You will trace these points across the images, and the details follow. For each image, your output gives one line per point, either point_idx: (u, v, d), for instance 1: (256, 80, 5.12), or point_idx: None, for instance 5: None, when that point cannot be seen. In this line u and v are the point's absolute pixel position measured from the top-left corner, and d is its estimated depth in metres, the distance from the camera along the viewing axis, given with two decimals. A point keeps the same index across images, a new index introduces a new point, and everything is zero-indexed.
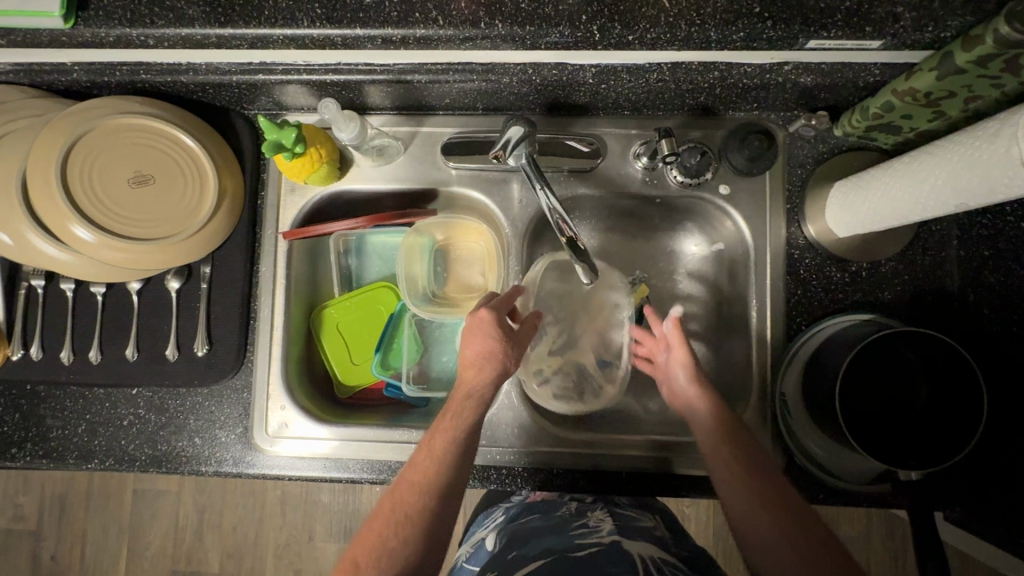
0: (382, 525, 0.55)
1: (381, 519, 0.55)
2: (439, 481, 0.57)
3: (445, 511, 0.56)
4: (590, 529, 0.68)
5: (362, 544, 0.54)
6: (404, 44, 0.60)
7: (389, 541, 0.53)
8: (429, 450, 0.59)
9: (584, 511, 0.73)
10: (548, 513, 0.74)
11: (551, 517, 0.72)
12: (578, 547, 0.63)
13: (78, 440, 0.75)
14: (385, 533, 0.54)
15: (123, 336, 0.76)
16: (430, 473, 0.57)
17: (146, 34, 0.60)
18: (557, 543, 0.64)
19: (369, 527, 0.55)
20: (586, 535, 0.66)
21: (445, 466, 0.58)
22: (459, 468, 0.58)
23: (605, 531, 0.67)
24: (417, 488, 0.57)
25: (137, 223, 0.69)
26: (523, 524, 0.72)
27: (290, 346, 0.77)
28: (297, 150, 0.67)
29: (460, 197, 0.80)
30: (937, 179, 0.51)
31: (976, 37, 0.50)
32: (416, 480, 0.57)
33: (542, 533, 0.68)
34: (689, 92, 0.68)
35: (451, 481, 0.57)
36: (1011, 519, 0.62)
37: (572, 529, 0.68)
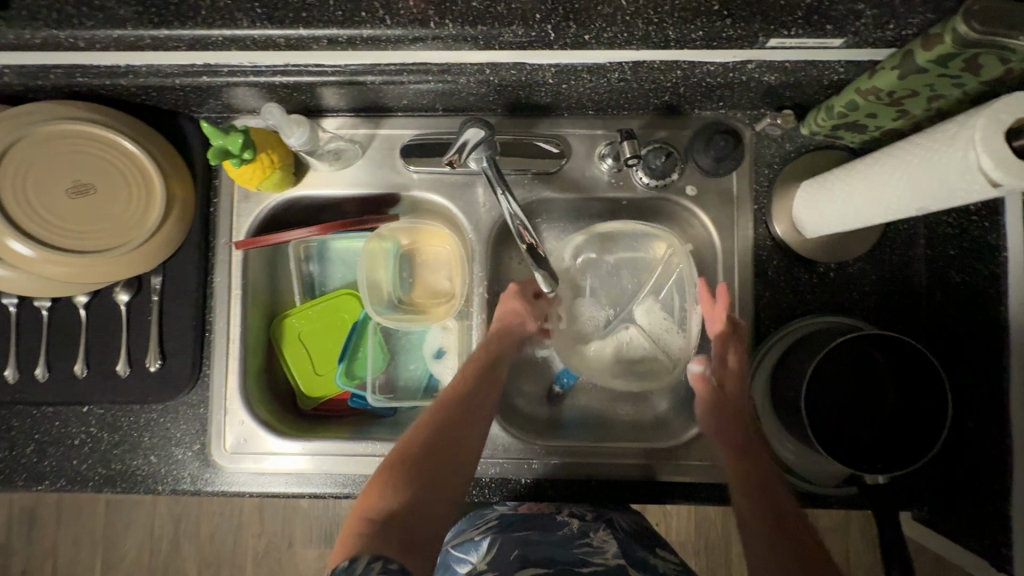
0: (407, 454, 0.59)
1: (403, 451, 0.60)
2: (456, 424, 0.63)
3: (462, 455, 0.61)
4: (594, 549, 0.64)
5: (388, 468, 0.58)
6: (352, 45, 0.57)
7: (413, 467, 0.58)
8: (448, 399, 0.65)
9: (586, 531, 0.67)
10: (549, 528, 0.67)
11: (552, 533, 0.66)
12: (583, 565, 0.62)
13: (27, 461, 0.72)
14: (408, 461, 0.59)
15: (71, 352, 0.72)
16: (450, 417, 0.63)
17: (75, 36, 0.56)
18: (561, 557, 0.63)
19: (394, 455, 0.60)
20: (590, 553, 0.64)
21: (461, 411, 0.64)
22: (476, 418, 0.64)
23: (612, 553, 0.64)
24: (437, 428, 0.62)
25: (80, 235, 0.66)
26: (521, 535, 0.66)
27: (248, 359, 0.75)
28: (245, 156, 0.64)
29: (422, 201, 0.77)
30: (897, 182, 0.50)
31: (936, 35, 0.49)
32: (436, 420, 0.63)
33: (546, 546, 0.64)
34: (653, 91, 0.66)
35: (465, 428, 0.63)
36: (974, 520, 0.62)
37: (576, 546, 0.65)
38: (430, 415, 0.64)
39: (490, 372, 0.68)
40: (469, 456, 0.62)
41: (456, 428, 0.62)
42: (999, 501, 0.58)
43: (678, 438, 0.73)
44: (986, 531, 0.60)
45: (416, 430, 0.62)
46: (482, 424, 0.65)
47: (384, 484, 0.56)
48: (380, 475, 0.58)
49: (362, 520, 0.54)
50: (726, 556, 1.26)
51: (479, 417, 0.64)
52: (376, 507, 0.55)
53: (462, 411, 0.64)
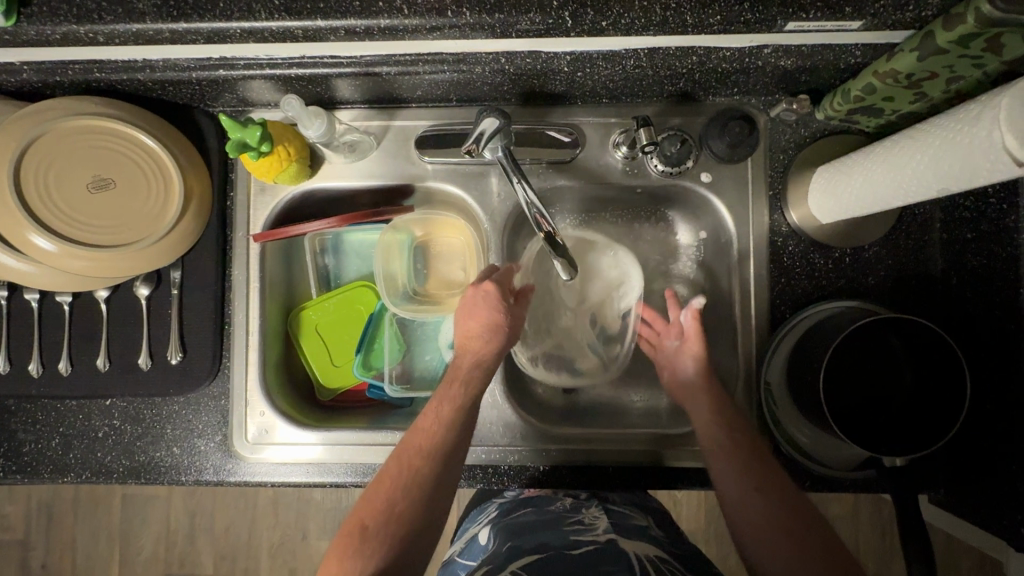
0: (368, 521, 0.57)
1: (366, 515, 0.57)
2: (424, 482, 0.59)
3: (429, 516, 0.58)
4: (585, 526, 0.68)
5: (348, 536, 0.56)
6: (369, 35, 0.57)
7: (374, 538, 0.55)
8: (414, 453, 0.60)
9: (579, 508, 0.73)
10: (543, 509, 0.73)
11: (546, 513, 0.72)
12: (572, 545, 0.63)
13: (53, 454, 0.74)
14: (370, 531, 0.56)
15: (93, 345, 0.73)
16: (415, 477, 0.59)
17: (95, 31, 0.56)
18: (553, 540, 0.65)
19: (353, 523, 0.57)
20: (580, 531, 0.66)
21: (430, 468, 0.59)
22: (447, 472, 0.60)
23: (601, 529, 0.67)
24: (401, 488, 0.58)
25: (100, 229, 0.66)
26: (518, 520, 0.71)
27: (267, 350, 0.75)
28: (262, 148, 0.65)
29: (436, 191, 0.78)
30: (917, 165, 0.50)
31: (958, 15, 0.49)
32: (399, 480, 0.59)
33: (538, 529, 0.67)
34: (668, 77, 0.66)
35: (436, 484, 0.59)
36: (993, 502, 0.62)
37: (567, 525, 0.68)
38: (396, 467, 0.60)
39: (463, 416, 0.63)
40: (438, 514, 0.59)
41: (424, 490, 0.58)
42: (1017, 482, 0.59)
43: (695, 425, 0.74)
44: (1005, 513, 0.61)
45: (378, 488, 0.59)
46: (452, 478, 0.60)
47: (344, 557, 0.55)
48: (340, 543, 0.56)
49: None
50: None
51: (449, 471, 0.60)
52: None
53: (430, 467, 0.59)
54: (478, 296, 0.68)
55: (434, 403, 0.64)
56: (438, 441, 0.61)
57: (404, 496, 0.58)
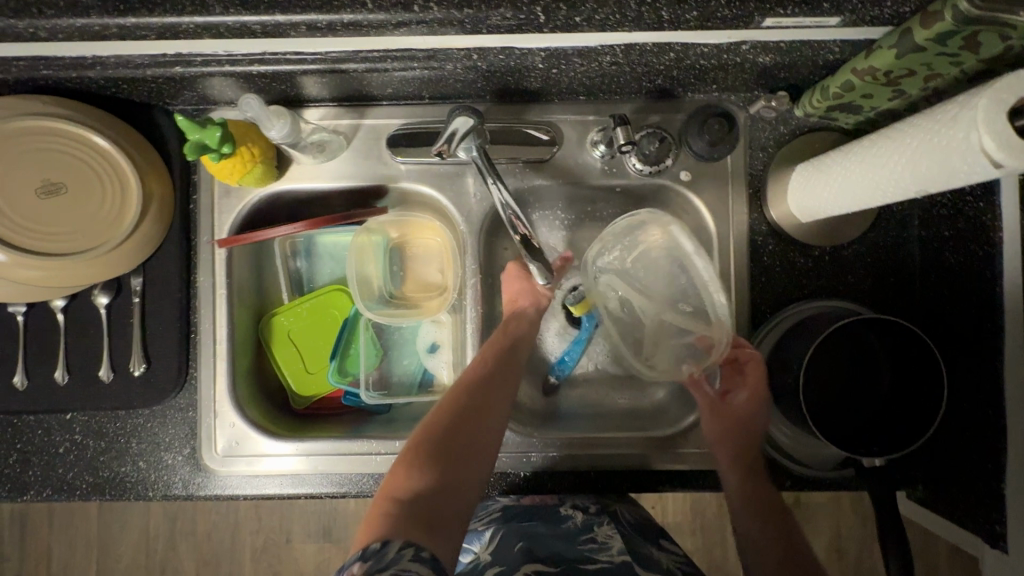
0: (425, 442, 0.60)
1: (422, 438, 0.61)
2: (479, 407, 0.63)
3: (482, 440, 0.62)
4: (598, 545, 0.64)
5: (411, 454, 0.59)
6: (332, 31, 0.54)
7: (431, 454, 0.59)
8: (462, 387, 0.65)
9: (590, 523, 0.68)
10: (553, 521, 0.68)
11: (556, 527, 0.67)
12: (587, 561, 0.62)
13: (11, 471, 0.70)
14: (427, 450, 0.59)
15: (51, 358, 0.70)
16: (466, 405, 0.63)
17: (35, 26, 0.53)
18: (566, 554, 0.63)
19: (412, 442, 0.61)
20: (595, 551, 0.64)
21: (479, 396, 0.64)
22: (496, 400, 0.65)
23: (617, 549, 0.64)
24: (454, 413, 0.62)
25: (52, 237, 0.63)
26: (528, 528, 0.66)
27: (236, 359, 0.72)
28: (224, 150, 0.62)
29: (410, 192, 0.75)
30: (895, 165, 0.49)
31: (935, 13, 0.48)
32: (453, 407, 0.63)
33: (550, 541, 0.65)
34: (645, 74, 0.64)
35: (477, 424, 0.62)
36: (971, 499, 0.62)
37: (580, 542, 0.65)
38: (447, 401, 0.64)
39: (507, 359, 0.68)
40: (489, 442, 0.62)
41: (476, 416, 0.63)
42: (993, 479, 0.59)
43: (676, 426, 0.73)
44: (983, 510, 0.61)
45: (435, 415, 0.63)
46: (501, 406, 0.65)
47: (406, 469, 0.57)
48: (400, 463, 0.59)
49: (387, 502, 0.54)
50: (723, 537, 1.28)
51: (499, 399, 0.65)
52: (400, 489, 0.56)
53: (481, 397, 0.64)
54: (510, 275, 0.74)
55: (478, 356, 0.68)
56: (486, 377, 0.66)
57: (458, 418, 0.62)
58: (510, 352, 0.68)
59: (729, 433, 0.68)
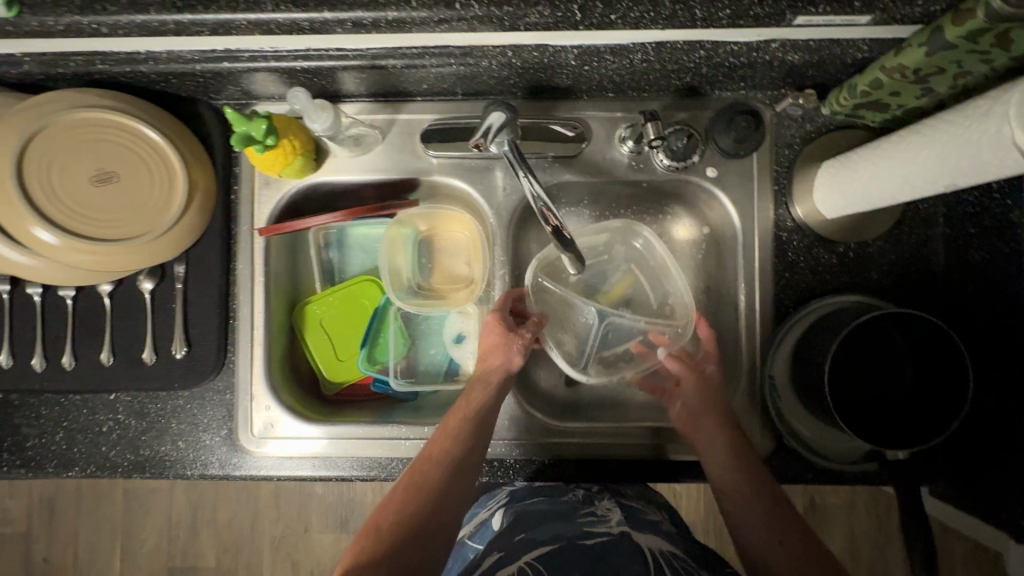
0: (383, 521, 0.59)
1: (380, 517, 0.59)
2: (444, 478, 0.61)
3: (442, 519, 0.59)
4: (598, 519, 0.68)
5: (371, 530, 0.58)
6: (376, 28, 0.57)
7: (386, 535, 0.57)
8: (425, 460, 0.63)
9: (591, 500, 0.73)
10: (556, 498, 0.73)
11: (558, 503, 0.72)
12: (586, 536, 0.64)
13: (57, 448, 0.73)
14: (382, 531, 0.58)
15: (97, 340, 0.73)
16: (426, 482, 0.61)
17: (99, 22, 0.56)
18: (567, 531, 0.65)
19: (374, 518, 0.60)
20: (593, 523, 0.67)
21: (442, 472, 0.62)
22: (462, 469, 0.62)
23: (614, 521, 0.68)
24: (413, 493, 0.60)
25: (103, 223, 0.66)
26: (531, 508, 0.71)
27: (272, 345, 0.75)
28: (267, 142, 0.64)
29: (441, 185, 0.77)
30: (925, 160, 0.50)
31: (966, 11, 0.49)
32: (416, 479, 0.61)
33: (550, 517, 0.69)
34: (674, 72, 0.66)
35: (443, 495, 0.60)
36: (996, 495, 0.63)
37: (579, 517, 0.68)
38: (410, 477, 0.62)
39: (474, 428, 0.65)
40: (450, 519, 0.60)
41: (436, 493, 0.60)
42: (1018, 474, 0.60)
43: None
44: (1008, 505, 0.61)
45: (398, 488, 0.62)
46: (467, 477, 0.62)
47: (360, 551, 0.57)
48: (357, 544, 0.58)
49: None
50: None
51: (466, 469, 0.63)
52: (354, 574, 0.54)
53: (442, 472, 0.62)
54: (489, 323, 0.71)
55: (447, 422, 0.66)
56: (449, 449, 0.63)
57: (421, 491, 0.60)
58: (480, 415, 0.66)
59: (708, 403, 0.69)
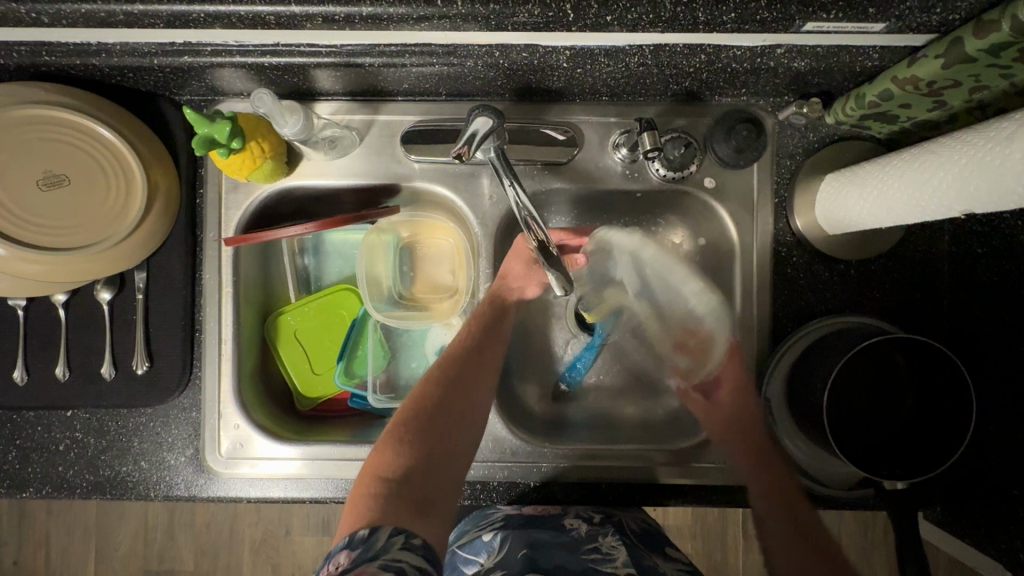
0: (413, 419, 0.61)
1: (410, 413, 0.62)
2: (465, 382, 0.65)
3: (468, 415, 0.63)
4: (605, 557, 0.63)
5: (398, 429, 0.61)
6: (349, 24, 0.51)
7: (420, 427, 0.61)
8: (451, 359, 0.66)
9: (595, 534, 0.66)
10: (557, 530, 0.66)
11: (560, 535, 0.66)
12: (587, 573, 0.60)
13: (10, 467, 0.69)
14: (411, 428, 0.61)
15: (51, 353, 0.68)
16: (454, 379, 0.64)
17: (37, 11, 0.50)
18: (571, 566, 0.61)
19: (400, 416, 0.62)
20: (599, 563, 0.62)
21: (468, 369, 0.65)
22: (481, 372, 0.66)
23: (621, 561, 0.62)
24: (438, 395, 0.63)
25: (53, 230, 0.60)
26: (533, 537, 0.64)
27: (241, 359, 0.71)
28: (233, 145, 0.59)
29: (424, 191, 0.73)
30: (940, 182, 0.47)
31: (990, 22, 0.45)
32: (439, 382, 0.64)
33: (554, 551, 0.63)
34: (672, 76, 0.62)
35: (465, 396, 0.64)
36: (994, 525, 0.61)
37: (584, 552, 0.63)
38: (437, 373, 0.65)
39: (496, 332, 0.69)
40: (476, 417, 0.64)
41: (463, 392, 0.64)
42: (1019, 506, 0.58)
43: (690, 440, 0.72)
44: (1007, 537, 0.59)
45: (422, 391, 0.64)
46: (486, 379, 0.66)
47: (395, 447, 0.59)
48: (389, 436, 0.60)
49: (375, 477, 0.56)
50: (725, 542, 1.27)
51: (484, 374, 0.66)
52: (387, 468, 0.57)
53: (466, 376, 0.65)
54: (517, 247, 0.69)
55: (463, 333, 0.68)
56: (474, 351, 0.67)
57: (445, 392, 0.63)
58: (496, 326, 0.69)
59: (727, 438, 0.68)
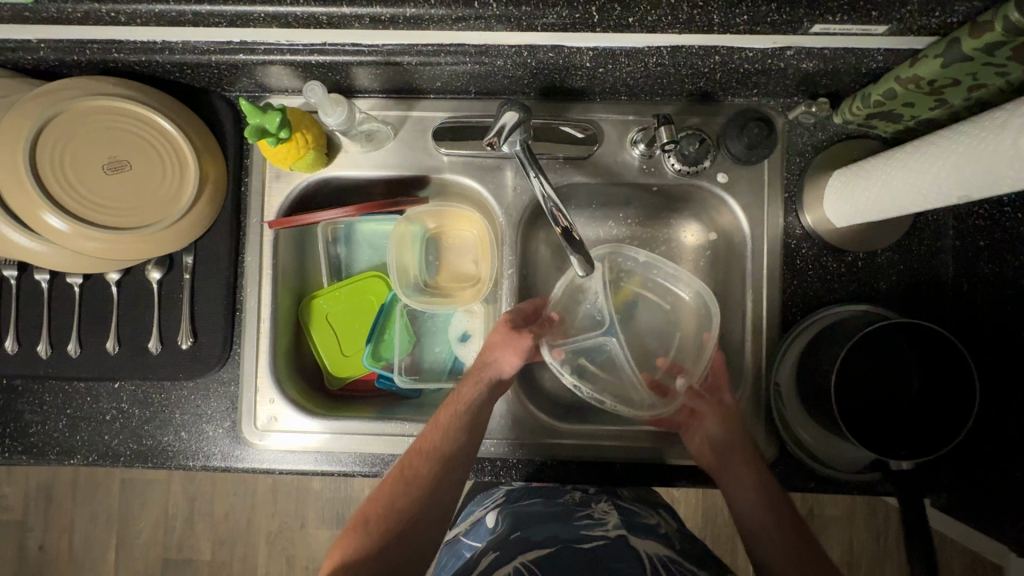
0: (372, 512, 0.63)
1: (373, 504, 0.64)
2: (438, 470, 0.64)
3: (429, 513, 0.64)
4: (595, 521, 0.68)
5: (356, 526, 0.63)
6: (394, 24, 0.57)
7: (375, 533, 0.62)
8: (417, 456, 0.65)
9: (588, 501, 0.73)
10: (552, 500, 0.73)
11: (555, 504, 0.72)
12: (583, 540, 0.65)
13: (60, 435, 0.73)
14: (372, 522, 0.63)
15: (103, 328, 0.73)
16: (417, 477, 0.64)
17: (118, 10, 0.56)
18: (562, 534, 0.66)
19: (366, 506, 0.64)
20: (591, 526, 0.68)
21: (431, 470, 0.64)
22: (456, 459, 0.65)
23: (611, 523, 0.68)
24: (405, 487, 0.64)
25: (114, 211, 0.66)
26: (525, 510, 0.71)
27: (278, 338, 0.75)
28: (281, 135, 0.64)
29: (451, 183, 0.78)
30: (940, 171, 0.50)
31: (985, 23, 0.49)
32: (408, 471, 0.65)
33: (547, 522, 0.68)
34: (689, 76, 0.66)
35: (434, 483, 0.64)
36: (1000, 507, 0.63)
37: (576, 519, 0.69)
38: (401, 470, 0.65)
39: (472, 425, 0.67)
40: (435, 519, 0.64)
41: (425, 497, 0.64)
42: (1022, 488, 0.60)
43: None
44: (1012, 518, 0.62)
45: (389, 481, 0.65)
46: (461, 466, 0.66)
47: (352, 540, 0.62)
48: (346, 535, 0.63)
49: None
50: (736, 544, 1.28)
51: (460, 462, 0.66)
52: (340, 566, 0.60)
53: (436, 468, 0.65)
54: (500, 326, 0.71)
55: (445, 413, 0.68)
56: (447, 441, 0.66)
57: (407, 486, 0.64)
58: (475, 413, 0.68)
59: (732, 438, 0.69)
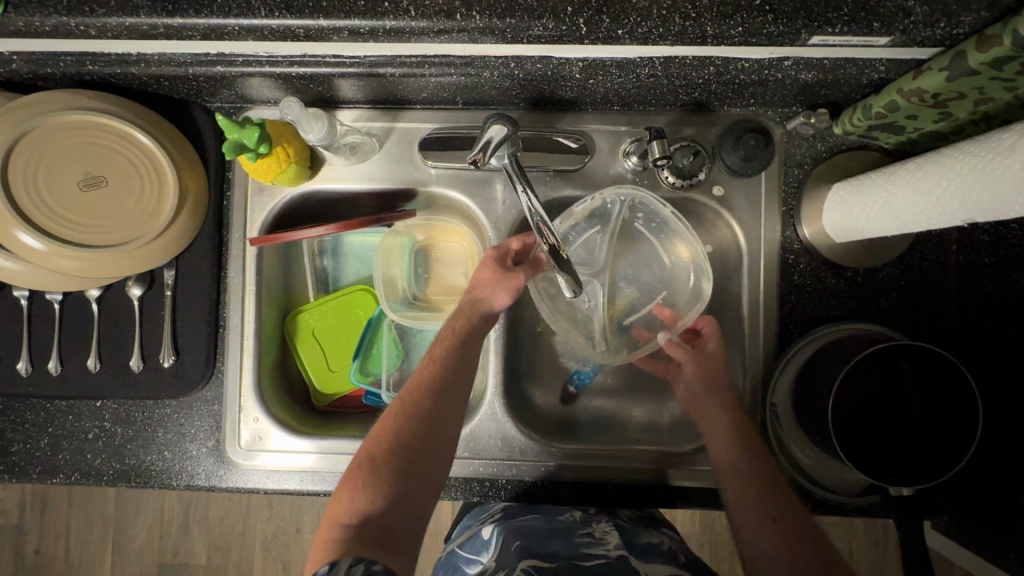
0: (377, 451, 0.58)
1: (375, 443, 0.59)
2: (437, 400, 0.62)
3: (435, 447, 0.60)
4: (595, 540, 0.67)
5: (357, 469, 0.57)
6: (373, 36, 0.54)
7: (385, 469, 0.57)
8: (414, 389, 0.62)
9: (588, 520, 0.71)
10: (551, 516, 0.71)
11: (555, 520, 0.70)
12: (582, 557, 0.63)
13: (42, 454, 0.72)
14: (377, 464, 0.57)
15: (83, 346, 0.71)
16: (416, 409, 0.61)
17: (87, 24, 0.54)
18: (563, 550, 0.64)
19: (366, 449, 0.59)
20: (590, 545, 0.66)
21: (429, 400, 0.61)
22: (455, 389, 0.63)
23: (611, 544, 0.66)
24: (408, 421, 0.60)
25: (90, 228, 0.64)
26: (525, 524, 0.69)
27: (262, 355, 0.73)
28: (260, 150, 0.62)
29: (439, 196, 0.75)
30: (945, 192, 0.48)
31: (992, 37, 0.47)
32: (406, 407, 0.61)
33: (547, 537, 0.67)
34: (683, 87, 0.64)
35: (436, 415, 0.61)
36: (1004, 533, 0.61)
37: (577, 537, 0.67)
38: (400, 406, 0.61)
39: (465, 355, 0.65)
40: (444, 451, 0.61)
41: (427, 429, 0.60)
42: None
43: (696, 443, 0.72)
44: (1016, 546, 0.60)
45: (388, 419, 0.61)
46: (459, 397, 0.63)
47: (358, 482, 0.56)
48: (349, 477, 0.57)
49: (336, 526, 0.53)
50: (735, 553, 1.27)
51: (457, 393, 0.63)
52: (346, 513, 0.54)
53: (436, 399, 0.62)
54: (484, 264, 0.68)
55: (434, 348, 0.65)
56: (443, 374, 0.63)
57: (410, 420, 0.60)
58: (468, 344, 0.65)
59: (711, 386, 0.67)
